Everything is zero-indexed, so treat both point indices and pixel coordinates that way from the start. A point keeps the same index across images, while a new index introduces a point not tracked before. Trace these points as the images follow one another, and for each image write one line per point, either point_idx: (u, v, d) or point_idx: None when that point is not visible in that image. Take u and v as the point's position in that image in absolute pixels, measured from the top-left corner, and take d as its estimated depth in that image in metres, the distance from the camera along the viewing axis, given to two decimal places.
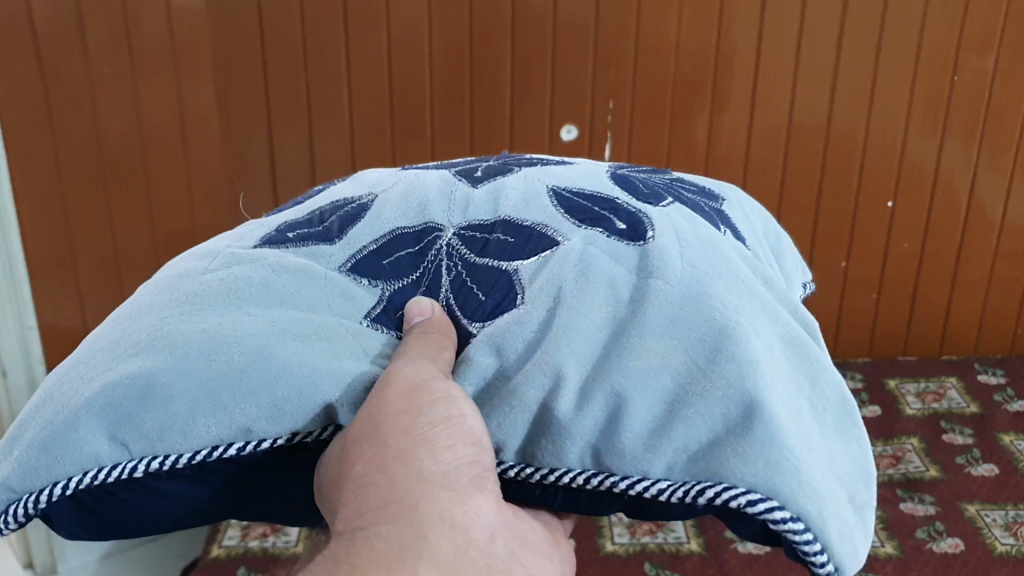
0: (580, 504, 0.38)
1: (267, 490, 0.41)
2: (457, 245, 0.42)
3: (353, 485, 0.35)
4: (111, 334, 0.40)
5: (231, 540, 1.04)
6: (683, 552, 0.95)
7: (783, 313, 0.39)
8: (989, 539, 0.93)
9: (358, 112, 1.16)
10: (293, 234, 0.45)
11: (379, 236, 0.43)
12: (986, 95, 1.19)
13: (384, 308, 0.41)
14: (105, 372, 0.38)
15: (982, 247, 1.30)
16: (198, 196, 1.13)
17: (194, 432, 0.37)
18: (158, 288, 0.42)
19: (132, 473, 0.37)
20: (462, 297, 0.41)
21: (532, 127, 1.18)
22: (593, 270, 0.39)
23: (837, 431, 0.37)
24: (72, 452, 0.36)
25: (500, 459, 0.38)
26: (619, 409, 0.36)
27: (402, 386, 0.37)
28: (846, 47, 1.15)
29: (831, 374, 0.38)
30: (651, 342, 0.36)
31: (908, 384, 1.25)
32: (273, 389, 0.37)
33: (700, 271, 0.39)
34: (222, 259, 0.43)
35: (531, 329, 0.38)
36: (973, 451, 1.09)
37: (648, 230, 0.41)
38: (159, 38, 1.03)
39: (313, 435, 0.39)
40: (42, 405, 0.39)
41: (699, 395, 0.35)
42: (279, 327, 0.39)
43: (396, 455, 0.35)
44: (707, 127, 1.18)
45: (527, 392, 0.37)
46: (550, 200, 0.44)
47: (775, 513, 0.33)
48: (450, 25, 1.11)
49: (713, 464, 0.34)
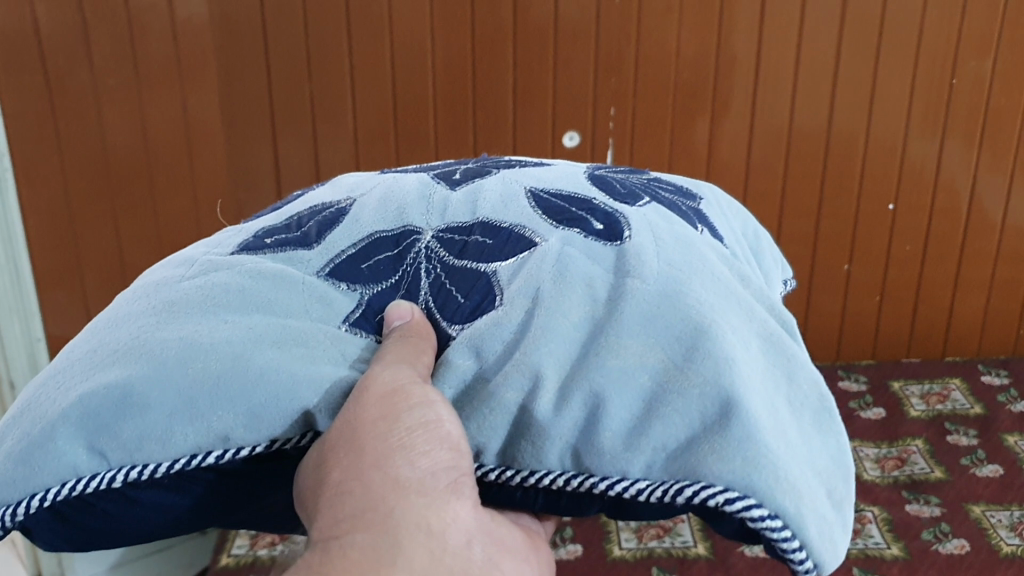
0: (560, 506, 0.38)
1: (248, 497, 0.41)
2: (435, 248, 0.42)
3: (330, 492, 0.35)
4: (88, 344, 0.40)
5: (240, 549, 1.04)
6: (689, 556, 0.94)
7: (760, 310, 0.39)
8: (994, 540, 0.93)
9: (359, 124, 1.16)
10: (271, 240, 0.45)
11: (357, 239, 0.43)
12: (986, 97, 1.18)
13: (362, 311, 0.41)
14: (82, 382, 0.38)
15: (983, 249, 1.29)
16: (203, 204, 1.14)
17: (172, 440, 0.37)
18: (136, 297, 0.42)
19: (111, 483, 0.37)
20: (442, 299, 0.41)
21: (533, 134, 1.18)
22: (570, 269, 0.39)
23: (815, 427, 0.37)
24: (48, 463, 0.36)
25: (479, 462, 0.38)
26: (597, 408, 0.35)
27: (379, 392, 0.37)
28: (846, 50, 1.14)
29: (809, 370, 0.38)
30: (628, 341, 0.36)
31: (912, 386, 1.25)
32: (250, 396, 0.37)
33: (676, 269, 0.39)
34: (199, 266, 0.43)
35: (509, 331, 0.38)
36: (977, 451, 1.08)
37: (625, 229, 0.41)
38: (164, 55, 1.06)
39: (291, 442, 0.39)
40: (21, 416, 0.38)
41: (677, 393, 0.35)
42: (256, 334, 0.39)
43: (372, 461, 0.35)
44: (708, 130, 1.18)
45: (505, 394, 0.37)
46: (528, 201, 0.44)
47: (752, 511, 0.32)
48: (452, 37, 1.12)
49: (691, 462, 0.34)
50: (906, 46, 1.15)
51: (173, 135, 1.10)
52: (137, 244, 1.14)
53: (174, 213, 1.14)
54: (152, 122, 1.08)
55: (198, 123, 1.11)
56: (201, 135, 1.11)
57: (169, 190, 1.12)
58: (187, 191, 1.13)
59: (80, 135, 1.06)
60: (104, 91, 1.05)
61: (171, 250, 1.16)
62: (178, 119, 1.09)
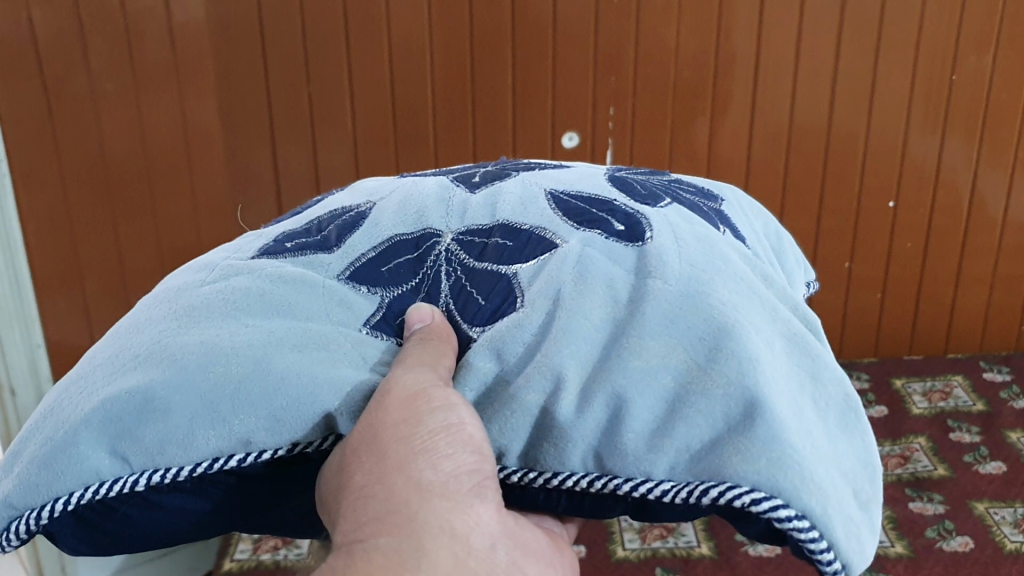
0: (584, 508, 0.38)
1: (269, 501, 0.41)
2: (455, 250, 0.42)
3: (353, 497, 0.35)
4: (110, 348, 0.40)
5: (243, 554, 1.04)
6: (694, 556, 0.94)
7: (783, 311, 0.39)
8: (999, 536, 0.93)
9: (359, 125, 1.16)
10: (292, 244, 0.45)
11: (377, 243, 0.43)
12: (986, 93, 1.19)
13: (383, 314, 0.41)
14: (104, 387, 0.38)
15: (984, 245, 1.29)
16: (202, 207, 1.15)
17: (194, 444, 0.37)
18: (157, 302, 0.42)
19: (133, 487, 0.37)
20: (462, 301, 0.41)
21: (534, 135, 1.18)
22: (591, 271, 0.39)
23: (840, 427, 0.37)
24: (72, 468, 0.36)
25: (502, 465, 0.38)
26: (620, 409, 0.35)
27: (401, 395, 0.37)
28: (845, 48, 1.15)
29: (833, 371, 0.38)
30: (651, 342, 0.36)
31: (915, 384, 1.25)
32: (272, 400, 0.37)
33: (698, 269, 0.39)
34: (219, 271, 0.43)
35: (531, 332, 0.38)
36: (980, 449, 1.09)
37: (646, 231, 0.42)
38: (161, 55, 1.05)
39: (313, 446, 0.39)
40: (43, 421, 0.38)
41: (700, 394, 0.35)
42: (276, 338, 0.39)
43: (395, 465, 0.35)
44: (708, 128, 1.18)
45: (527, 396, 0.37)
46: (548, 203, 0.45)
47: (779, 511, 0.33)
48: (451, 36, 1.12)
49: (715, 463, 0.34)
50: (905, 42, 1.15)
51: (173, 137, 1.10)
52: (138, 247, 1.14)
53: (174, 217, 1.14)
54: (149, 125, 1.08)
55: (196, 124, 1.11)
56: (201, 137, 1.11)
57: (169, 193, 1.12)
58: (187, 193, 1.13)
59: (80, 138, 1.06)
60: (101, 95, 1.04)
61: (171, 255, 1.16)
62: (177, 121, 1.09)
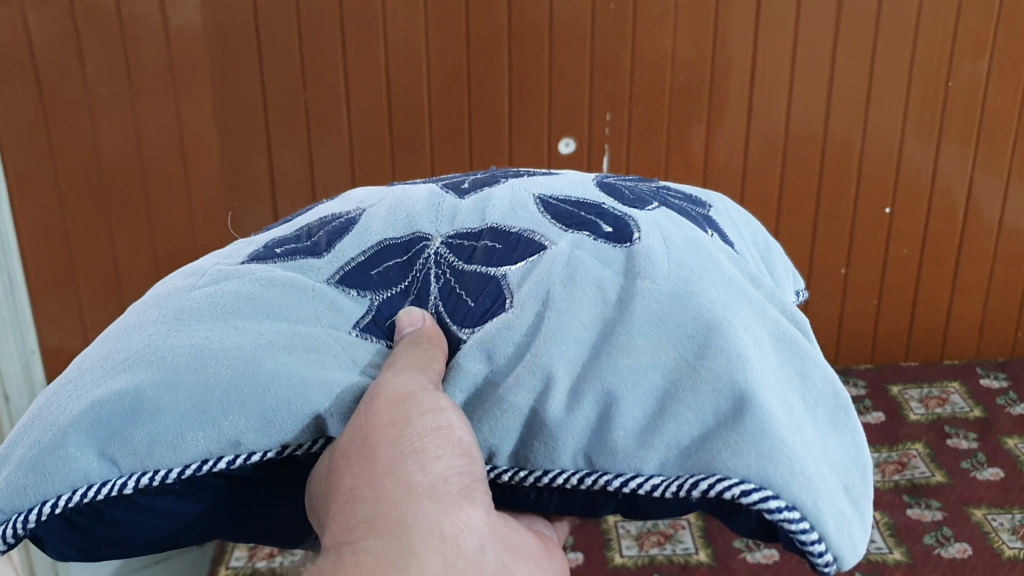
0: (574, 506, 0.38)
1: (259, 505, 0.41)
2: (444, 254, 0.43)
3: (342, 499, 0.35)
4: (100, 352, 0.40)
5: (239, 561, 1.03)
6: (692, 563, 0.94)
7: (771, 309, 0.39)
8: (996, 543, 0.93)
9: (355, 132, 1.16)
10: (281, 250, 0.45)
11: (367, 247, 0.44)
12: (981, 100, 1.19)
13: (373, 317, 0.41)
14: (93, 389, 0.38)
15: (980, 251, 1.30)
16: (198, 214, 1.15)
17: (183, 445, 0.37)
18: (147, 307, 0.42)
19: (122, 490, 0.37)
20: (451, 304, 0.41)
21: (530, 141, 1.18)
22: (579, 272, 0.39)
23: (830, 424, 0.37)
24: (60, 470, 0.36)
25: (493, 465, 0.38)
26: (609, 407, 0.35)
27: (390, 398, 0.37)
28: (841, 54, 1.15)
29: (822, 368, 0.38)
30: (639, 339, 0.36)
31: (911, 390, 1.25)
32: (262, 401, 0.37)
33: (686, 269, 0.39)
34: (210, 276, 0.43)
35: (520, 333, 0.38)
36: (977, 455, 1.08)
37: (634, 232, 0.42)
38: (158, 62, 1.06)
39: (303, 449, 0.38)
40: (31, 425, 0.38)
41: (689, 389, 0.35)
42: (266, 340, 0.39)
43: (384, 468, 0.35)
44: (704, 135, 1.19)
45: (516, 396, 0.37)
46: (538, 207, 0.45)
47: (769, 503, 0.32)
48: (447, 43, 1.12)
49: (705, 457, 0.34)
50: (900, 48, 1.15)
51: (170, 144, 1.10)
52: (135, 254, 1.15)
53: (170, 225, 1.14)
54: (145, 132, 1.09)
55: (192, 131, 1.11)
56: (197, 144, 1.11)
57: (164, 199, 1.13)
58: (182, 200, 1.13)
59: (74, 145, 1.07)
60: (97, 101, 1.06)
61: (166, 261, 1.16)
62: (173, 126, 1.09)
